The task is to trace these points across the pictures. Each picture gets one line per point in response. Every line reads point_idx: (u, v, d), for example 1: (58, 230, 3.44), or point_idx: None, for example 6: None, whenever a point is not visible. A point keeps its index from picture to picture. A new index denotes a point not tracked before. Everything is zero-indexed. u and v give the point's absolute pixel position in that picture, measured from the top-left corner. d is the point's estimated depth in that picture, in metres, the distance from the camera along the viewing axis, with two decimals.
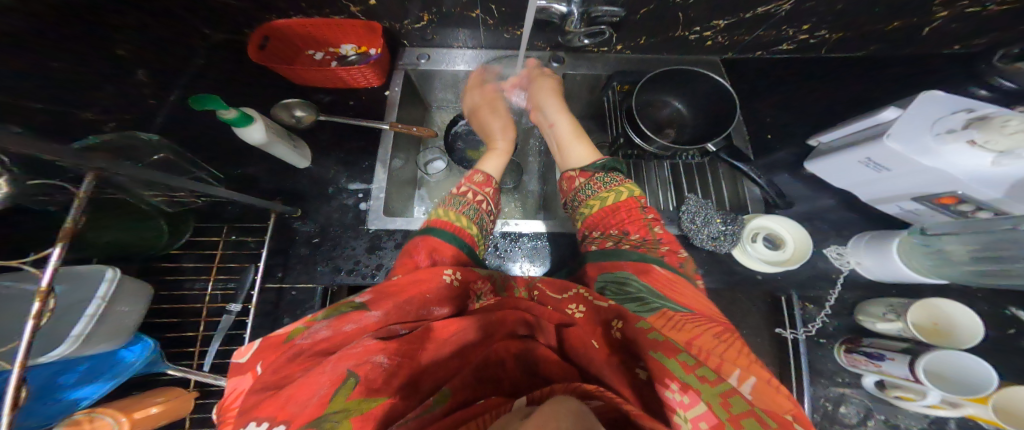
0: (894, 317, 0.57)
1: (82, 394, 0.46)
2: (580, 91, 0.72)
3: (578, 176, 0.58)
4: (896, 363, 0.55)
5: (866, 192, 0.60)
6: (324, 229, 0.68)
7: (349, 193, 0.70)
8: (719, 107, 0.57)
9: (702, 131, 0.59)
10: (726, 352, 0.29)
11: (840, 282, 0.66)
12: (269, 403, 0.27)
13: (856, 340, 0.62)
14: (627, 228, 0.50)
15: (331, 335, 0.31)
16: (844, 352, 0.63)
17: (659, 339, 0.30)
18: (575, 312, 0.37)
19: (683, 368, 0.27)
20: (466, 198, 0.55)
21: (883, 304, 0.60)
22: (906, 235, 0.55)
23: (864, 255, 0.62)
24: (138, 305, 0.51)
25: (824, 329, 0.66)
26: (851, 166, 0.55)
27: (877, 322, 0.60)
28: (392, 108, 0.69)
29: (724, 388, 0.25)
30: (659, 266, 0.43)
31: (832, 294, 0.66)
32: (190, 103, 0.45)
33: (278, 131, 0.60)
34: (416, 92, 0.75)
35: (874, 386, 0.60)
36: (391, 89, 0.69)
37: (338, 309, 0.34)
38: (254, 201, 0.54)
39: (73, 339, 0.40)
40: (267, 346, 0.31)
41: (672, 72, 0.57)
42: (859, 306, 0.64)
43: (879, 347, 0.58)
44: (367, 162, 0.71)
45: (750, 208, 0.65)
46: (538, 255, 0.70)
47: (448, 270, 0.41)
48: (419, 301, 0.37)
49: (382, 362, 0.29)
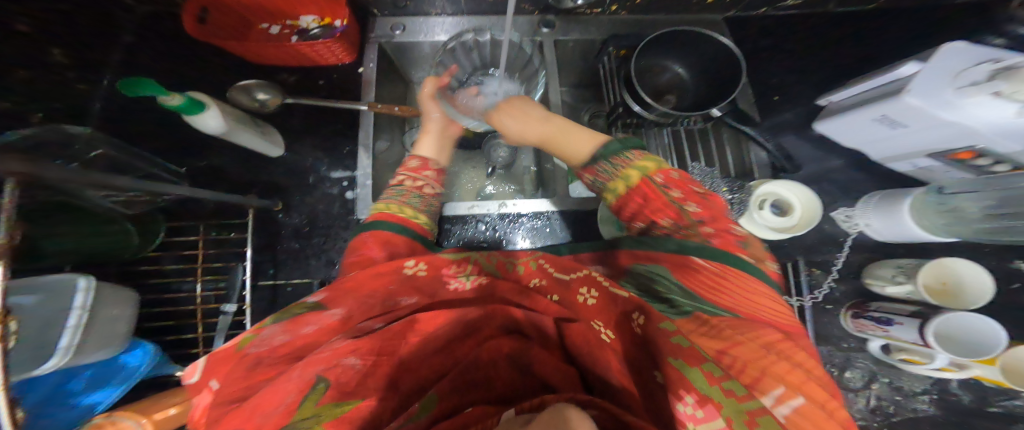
0: (904, 280, 0.56)
1: (94, 399, 0.47)
2: (573, 59, 0.67)
3: (584, 172, 0.49)
4: (904, 327, 0.54)
5: (878, 150, 0.57)
6: (313, 219, 0.68)
7: (334, 181, 0.69)
8: (725, 69, 0.52)
9: (703, 97, 0.56)
10: (768, 364, 0.25)
11: (847, 245, 0.65)
12: (232, 415, 0.26)
13: (863, 305, 0.61)
14: (652, 216, 0.42)
15: (289, 340, 0.31)
16: (850, 317, 0.62)
17: (683, 344, 0.27)
18: (586, 298, 0.36)
19: (706, 378, 0.24)
20: (404, 185, 0.52)
21: (891, 267, 0.59)
22: (918, 194, 0.53)
23: (872, 218, 0.59)
24: (123, 312, 0.50)
25: (831, 294, 0.66)
26: (864, 123, 0.53)
27: (886, 285, 0.59)
28: (368, 86, 0.64)
29: (752, 406, 0.21)
30: (699, 256, 0.36)
31: (839, 257, 0.65)
32: (119, 88, 0.41)
33: (241, 116, 0.55)
34: (394, 68, 0.70)
35: (880, 350, 0.60)
36: (365, 66, 0.64)
37: (288, 311, 0.32)
38: (226, 197, 0.50)
39: (62, 352, 0.40)
40: (216, 362, 0.29)
41: (674, 33, 0.52)
42: (867, 268, 0.63)
43: (887, 312, 0.57)
44: (348, 147, 0.70)
45: (755, 175, 0.63)
46: (539, 235, 0.70)
47: (411, 261, 0.39)
48: (382, 293, 0.36)
49: (353, 363, 0.29)
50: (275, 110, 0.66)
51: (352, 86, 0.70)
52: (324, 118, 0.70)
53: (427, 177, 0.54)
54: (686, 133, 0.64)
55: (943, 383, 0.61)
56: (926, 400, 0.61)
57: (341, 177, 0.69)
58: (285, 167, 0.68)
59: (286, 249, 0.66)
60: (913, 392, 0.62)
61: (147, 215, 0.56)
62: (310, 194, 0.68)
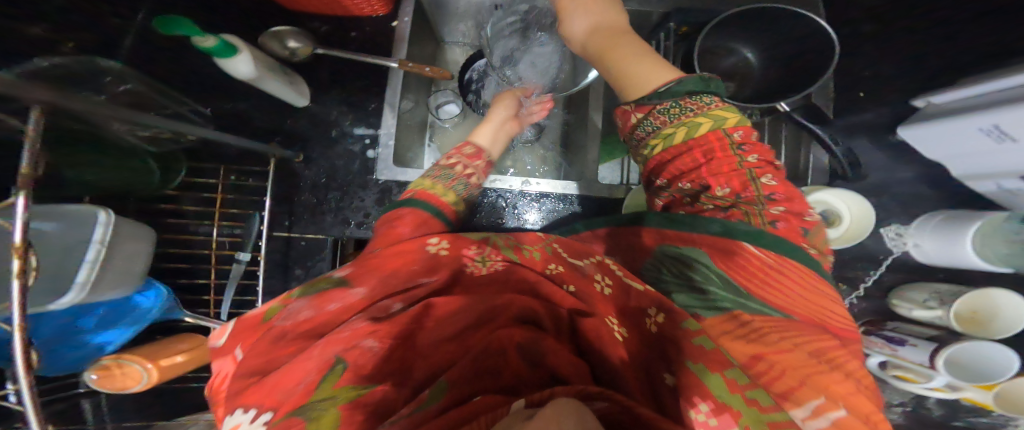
0: (935, 305, 0.53)
1: (102, 340, 0.47)
2: None
3: (634, 111, 0.41)
4: (915, 348, 0.51)
5: (964, 167, 0.50)
6: (331, 174, 0.65)
7: (356, 138, 0.66)
8: (803, 59, 0.47)
9: (768, 88, 0.51)
10: (802, 368, 0.23)
11: (885, 264, 0.63)
12: (252, 390, 0.25)
13: (879, 324, 0.59)
14: (707, 180, 0.37)
15: (313, 316, 0.29)
16: (863, 334, 0.60)
17: (704, 346, 0.24)
18: (601, 288, 0.33)
19: (728, 385, 0.21)
20: (454, 170, 0.49)
21: (926, 291, 0.56)
22: (991, 218, 0.48)
23: (925, 238, 0.55)
24: (138, 249, 0.48)
25: (849, 310, 0.64)
26: (961, 134, 0.45)
27: (914, 309, 0.56)
28: (401, 42, 0.59)
29: (776, 417, 0.18)
30: (753, 244, 0.32)
31: (872, 275, 0.63)
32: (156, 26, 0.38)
33: (270, 64, 0.51)
34: (428, 22, 0.65)
35: (874, 367, 0.57)
36: (401, 19, 0.59)
37: (316, 285, 0.31)
38: (248, 144, 0.48)
39: (79, 288, 0.37)
40: (243, 329, 0.29)
41: (751, 11, 0.46)
42: (896, 290, 0.60)
43: (905, 334, 0.54)
44: (374, 103, 0.67)
45: (808, 180, 0.58)
46: (559, 218, 0.68)
47: (434, 238, 0.36)
48: (405, 274, 0.34)
49: (371, 346, 0.28)
50: (305, 60, 0.62)
51: (384, 40, 0.65)
52: (350, 70, 0.66)
53: (477, 167, 0.51)
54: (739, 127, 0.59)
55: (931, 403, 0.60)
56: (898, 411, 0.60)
57: (362, 134, 0.66)
58: (309, 118, 0.65)
59: (302, 203, 0.64)
60: (890, 404, 0.60)
61: (168, 154, 0.54)
62: (330, 150, 0.65)
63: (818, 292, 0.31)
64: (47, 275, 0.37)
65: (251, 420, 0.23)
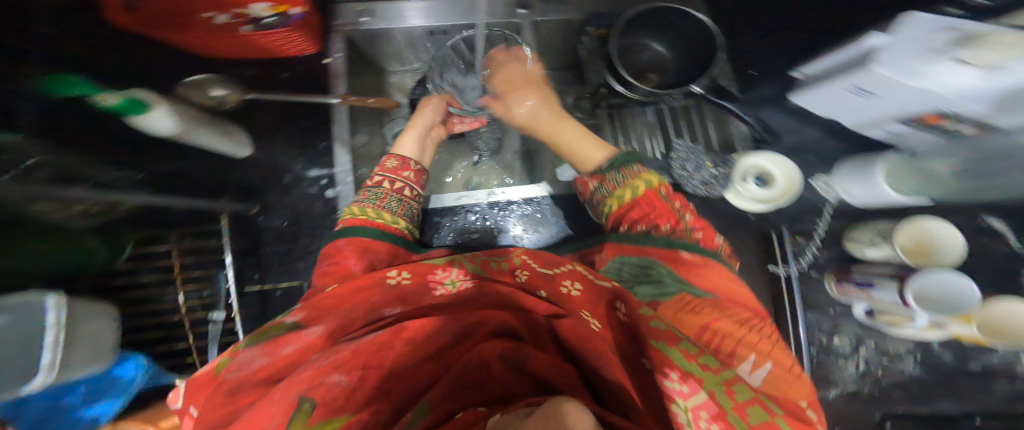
0: (881, 242, 0.58)
1: (96, 413, 0.49)
2: (552, 42, 0.66)
3: (591, 180, 0.53)
4: (885, 291, 0.53)
5: (849, 120, 0.57)
6: (294, 219, 0.67)
7: (311, 180, 0.69)
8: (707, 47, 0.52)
9: (684, 75, 0.56)
10: (745, 336, 0.30)
11: (828, 212, 0.66)
12: None
13: (846, 269, 0.62)
14: (655, 221, 0.45)
15: (268, 362, 0.30)
16: (834, 282, 0.63)
17: (661, 327, 0.30)
18: (571, 290, 0.38)
19: (684, 357, 0.28)
20: (382, 187, 0.52)
21: (869, 230, 0.60)
22: (888, 157, 0.54)
23: (850, 185, 0.60)
24: (108, 323, 0.48)
25: (815, 261, 0.66)
26: (839, 94, 0.52)
27: (865, 248, 0.60)
28: (338, 78, 0.61)
29: (726, 377, 0.26)
30: (687, 252, 0.40)
31: (820, 225, 0.66)
32: None
33: (198, 116, 0.49)
34: (364, 57, 0.67)
35: (864, 315, 0.60)
36: (331, 56, 0.61)
37: (266, 334, 0.32)
38: (185, 204, 0.48)
39: (47, 369, 0.38)
40: (197, 387, 0.29)
41: (650, 11, 0.52)
42: (847, 233, 0.64)
43: (868, 275, 0.57)
44: (322, 142, 0.69)
45: (737, 148, 0.64)
46: (531, 222, 0.70)
47: (393, 272, 0.40)
48: (365, 306, 0.36)
49: (338, 381, 0.28)
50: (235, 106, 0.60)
51: (319, 78, 0.68)
52: (295, 114, 0.68)
53: (406, 178, 0.54)
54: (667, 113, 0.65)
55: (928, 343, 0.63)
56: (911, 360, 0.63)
57: (317, 175, 0.68)
58: (258, 168, 0.67)
59: (268, 253, 0.65)
60: (898, 354, 0.64)
61: (111, 227, 0.53)
62: (287, 196, 0.68)
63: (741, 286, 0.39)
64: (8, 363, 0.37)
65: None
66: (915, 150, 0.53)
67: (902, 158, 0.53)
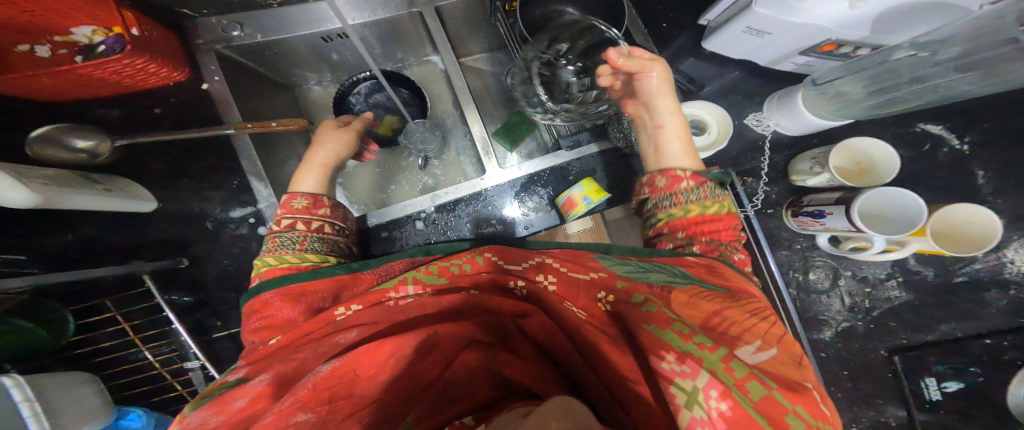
0: (821, 169, 0.58)
1: None
2: (463, 19, 0.65)
3: (687, 178, 0.50)
4: (835, 216, 0.53)
5: (764, 57, 0.59)
6: (242, 259, 0.64)
7: (237, 222, 0.64)
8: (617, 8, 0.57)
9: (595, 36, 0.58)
10: (752, 326, 0.33)
11: (767, 146, 0.66)
12: None
13: (798, 201, 0.61)
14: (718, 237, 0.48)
15: (223, 419, 0.31)
16: (791, 217, 0.62)
17: (652, 313, 0.36)
18: (547, 284, 0.43)
19: (680, 337, 0.33)
20: (299, 235, 0.50)
21: (808, 159, 0.60)
22: (804, 89, 0.57)
23: (780, 117, 0.62)
24: (76, 389, 0.46)
25: (767, 197, 0.66)
26: (740, 36, 0.54)
27: (808, 178, 0.60)
28: (226, 104, 0.61)
29: (720, 354, 0.31)
30: (692, 256, 0.43)
31: (763, 159, 0.66)
32: None
33: (55, 178, 0.42)
34: (250, 72, 0.66)
35: (829, 244, 0.59)
36: (210, 80, 0.61)
37: (208, 396, 0.33)
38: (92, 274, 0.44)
39: None
40: None
41: None
42: (790, 166, 0.64)
43: (817, 204, 0.57)
44: (236, 180, 0.64)
45: None
46: (484, 219, 0.65)
47: (340, 307, 0.42)
48: (319, 348, 0.39)
49: (305, 418, 0.31)
50: (110, 157, 0.51)
51: (202, 107, 0.60)
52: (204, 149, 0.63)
53: (323, 215, 0.53)
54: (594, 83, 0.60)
55: (905, 264, 0.60)
56: (894, 285, 0.60)
57: (241, 215, 0.64)
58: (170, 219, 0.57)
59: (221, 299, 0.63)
60: (879, 280, 0.61)
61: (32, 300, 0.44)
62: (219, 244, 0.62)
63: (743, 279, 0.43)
64: None
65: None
66: (823, 78, 0.55)
67: (816, 91, 0.56)
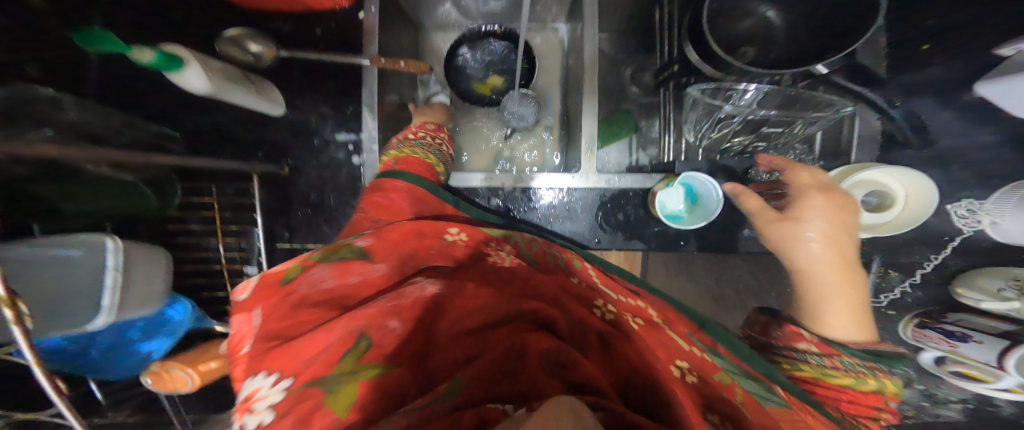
0: (1014, 296, 0.42)
1: (151, 348, 0.52)
2: None
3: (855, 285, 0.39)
4: (981, 346, 0.43)
5: None
6: (322, 185, 0.65)
7: (338, 145, 0.67)
8: (827, 32, 0.41)
9: (790, 49, 0.45)
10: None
11: (951, 246, 0.51)
12: (270, 356, 0.25)
13: (936, 316, 0.50)
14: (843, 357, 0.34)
15: (334, 286, 0.31)
16: (913, 326, 0.51)
17: (728, 378, 0.26)
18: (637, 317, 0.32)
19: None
20: (426, 141, 0.57)
21: (1004, 277, 0.45)
22: None
23: (1008, 219, 0.43)
24: (162, 272, 0.48)
25: (900, 300, 0.56)
26: None
27: (981, 300, 0.45)
28: (371, 35, 0.56)
29: None
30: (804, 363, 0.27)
31: (933, 259, 0.53)
32: (79, 40, 0.36)
33: (230, 73, 0.45)
34: (403, 12, 0.63)
35: (931, 363, 0.49)
36: (365, 10, 0.56)
37: (340, 252, 0.31)
38: (227, 166, 0.47)
39: (106, 311, 0.40)
40: (263, 287, 0.27)
41: None
42: (962, 278, 0.49)
43: (967, 328, 0.46)
44: (353, 108, 0.66)
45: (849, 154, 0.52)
46: (562, 214, 0.63)
47: (455, 228, 0.38)
48: (422, 255, 0.37)
49: (388, 328, 0.30)
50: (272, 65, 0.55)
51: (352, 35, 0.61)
52: (322, 71, 0.62)
53: None
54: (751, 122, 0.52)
55: None
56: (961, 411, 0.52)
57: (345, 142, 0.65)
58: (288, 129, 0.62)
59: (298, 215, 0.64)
60: None
61: (162, 175, 0.50)
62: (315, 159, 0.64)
63: None
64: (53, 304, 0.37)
65: (272, 383, 0.23)
66: None
67: None
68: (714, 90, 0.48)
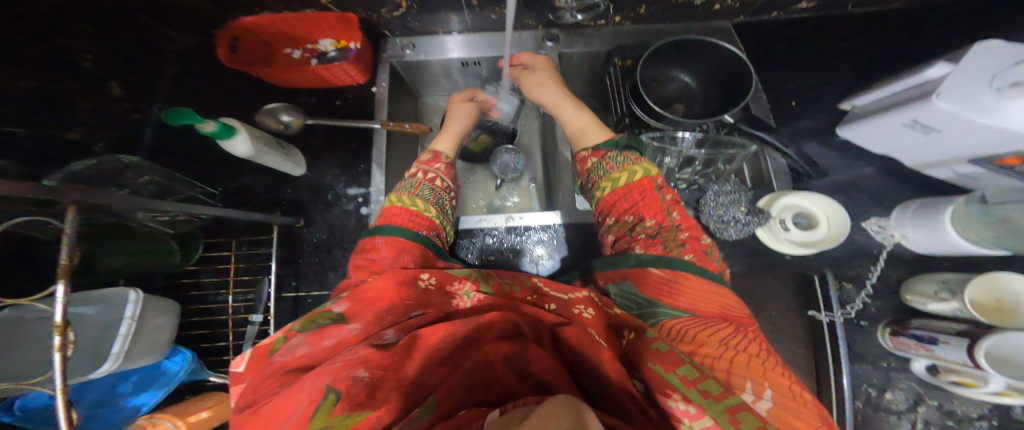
0: (949, 296, 0.51)
1: (143, 401, 0.50)
2: (579, 68, 0.71)
3: (591, 156, 0.54)
4: (950, 347, 0.49)
5: (913, 158, 0.54)
6: (332, 232, 0.71)
7: (349, 198, 0.73)
8: (737, 90, 0.54)
9: (710, 106, 0.57)
10: (732, 360, 0.32)
11: (883, 259, 0.62)
12: (249, 424, 0.28)
13: (903, 323, 0.56)
14: (642, 213, 0.48)
15: (309, 351, 0.35)
16: (890, 335, 0.57)
17: (662, 349, 0.33)
18: (584, 312, 0.42)
19: (684, 382, 0.29)
20: (433, 183, 0.58)
21: (935, 281, 0.54)
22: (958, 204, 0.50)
23: (908, 230, 0.56)
24: (169, 320, 0.50)
25: (865, 310, 0.62)
26: (890, 130, 0.50)
27: (928, 302, 0.54)
28: (382, 105, 0.68)
29: (730, 405, 0.27)
30: (655, 267, 0.42)
31: (875, 272, 0.61)
32: (164, 119, 0.44)
33: (268, 141, 0.56)
34: (404, 84, 0.75)
35: (925, 371, 0.54)
36: (377, 85, 0.69)
37: (315, 321, 0.37)
38: (254, 217, 0.55)
39: (114, 357, 0.41)
40: (252, 359, 0.34)
41: (675, 43, 0.55)
42: (904, 284, 0.58)
43: (932, 330, 0.52)
44: (363, 164, 0.73)
45: (774, 185, 0.63)
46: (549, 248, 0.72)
47: (424, 274, 0.46)
48: (399, 309, 0.41)
49: (362, 376, 0.31)
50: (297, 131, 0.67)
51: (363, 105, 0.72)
52: (337, 135, 0.73)
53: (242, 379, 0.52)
54: (691, 162, 0.61)
55: None
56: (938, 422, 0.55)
57: (354, 195, 0.72)
58: (305, 184, 0.70)
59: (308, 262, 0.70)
60: None
61: (186, 232, 0.57)
62: (328, 210, 0.71)
63: (777, 374, 0.32)
64: (83, 353, 0.41)
65: None
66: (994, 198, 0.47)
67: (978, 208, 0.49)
68: (663, 138, 0.59)
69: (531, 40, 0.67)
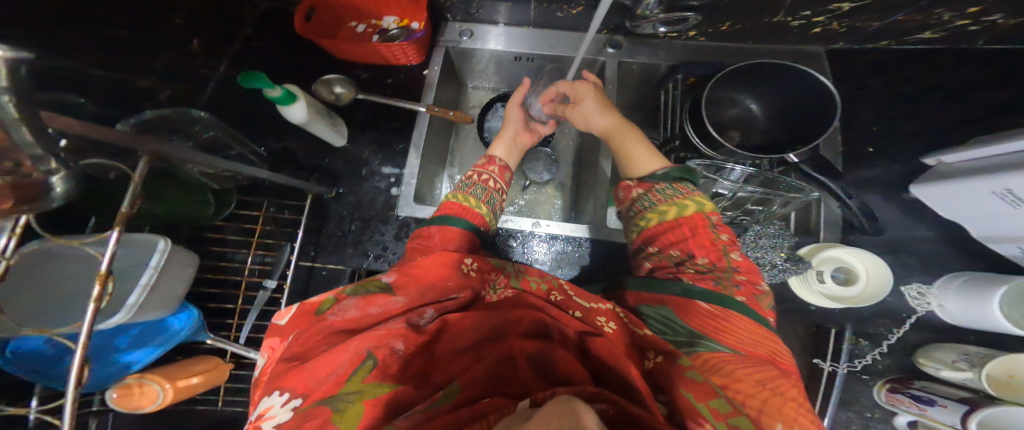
0: (965, 367, 0.47)
1: (135, 358, 0.48)
2: (635, 81, 0.69)
3: (636, 186, 0.50)
4: (947, 411, 0.46)
5: (981, 229, 0.47)
6: (357, 209, 0.70)
7: (382, 176, 0.71)
8: (803, 127, 0.53)
9: (772, 140, 0.56)
10: (770, 401, 0.29)
11: (910, 323, 0.57)
12: (293, 373, 0.29)
13: (905, 381, 0.53)
14: (693, 250, 0.42)
15: (358, 315, 0.34)
16: (886, 390, 0.54)
17: (695, 379, 0.31)
18: (606, 326, 0.37)
19: (713, 414, 0.27)
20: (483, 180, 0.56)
21: (955, 351, 0.50)
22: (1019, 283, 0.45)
23: (949, 297, 0.51)
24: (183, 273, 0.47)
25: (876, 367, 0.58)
26: (975, 196, 0.42)
27: (939, 368, 0.50)
28: (429, 89, 0.67)
29: None
30: (703, 301, 0.38)
31: (896, 333, 0.57)
32: (239, 81, 0.43)
33: (319, 110, 0.58)
34: (455, 69, 0.73)
35: (906, 428, 0.52)
36: (430, 68, 0.68)
37: (365, 288, 0.36)
38: (294, 183, 0.56)
39: (127, 310, 0.37)
40: (302, 312, 0.34)
41: (749, 70, 0.53)
42: (923, 349, 0.54)
43: (933, 393, 0.49)
44: (401, 144, 0.72)
45: (820, 233, 0.60)
46: (568, 260, 0.70)
47: (467, 259, 0.42)
48: (440, 288, 0.39)
49: (398, 348, 0.31)
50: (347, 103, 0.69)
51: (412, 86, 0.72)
52: (381, 112, 0.72)
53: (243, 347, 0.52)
54: (742, 201, 0.60)
55: None
56: None
57: (388, 174, 0.71)
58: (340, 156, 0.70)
59: (329, 234, 0.68)
60: None
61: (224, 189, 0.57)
62: (358, 185, 0.70)
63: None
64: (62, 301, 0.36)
65: (283, 403, 0.27)
66: None
67: None
68: (710, 166, 0.56)
69: (596, 44, 0.65)
